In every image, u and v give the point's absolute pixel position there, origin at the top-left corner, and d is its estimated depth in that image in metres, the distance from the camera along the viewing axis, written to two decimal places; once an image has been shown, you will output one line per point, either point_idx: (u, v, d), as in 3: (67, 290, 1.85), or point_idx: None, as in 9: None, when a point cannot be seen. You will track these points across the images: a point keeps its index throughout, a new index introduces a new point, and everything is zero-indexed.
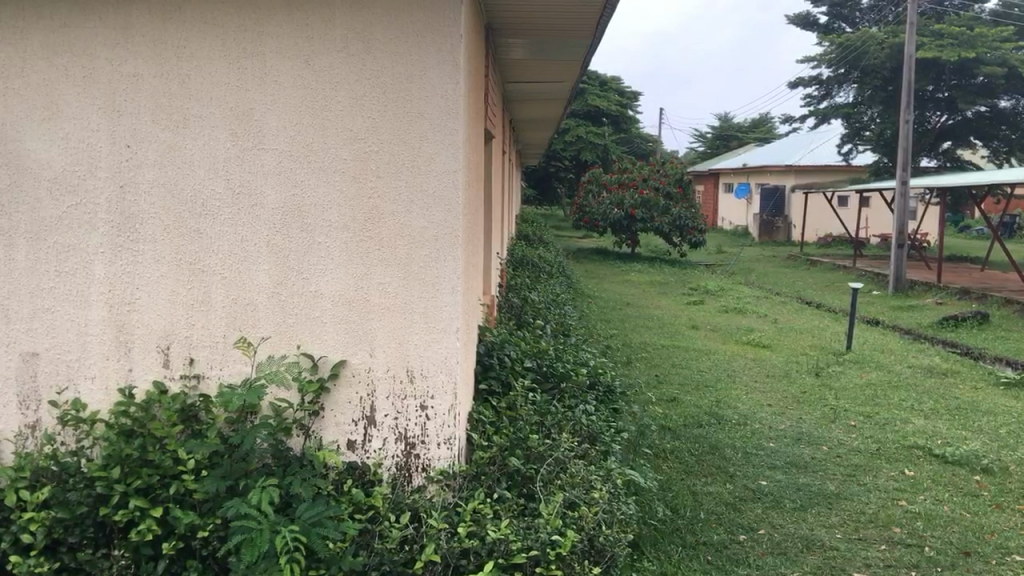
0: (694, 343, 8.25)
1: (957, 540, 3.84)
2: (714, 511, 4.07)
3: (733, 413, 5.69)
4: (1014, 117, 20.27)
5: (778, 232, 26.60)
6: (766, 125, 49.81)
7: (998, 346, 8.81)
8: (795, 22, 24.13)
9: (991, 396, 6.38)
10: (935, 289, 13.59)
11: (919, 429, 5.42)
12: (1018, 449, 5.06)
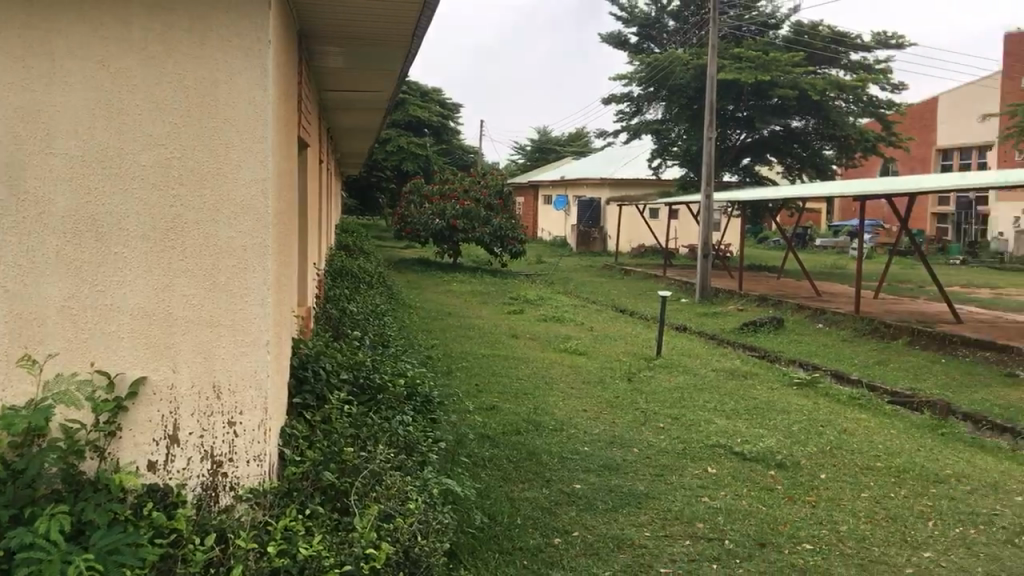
0: (514, 351, 8.42)
1: (753, 532, 4.09)
2: (530, 516, 4.16)
3: (549, 420, 5.81)
4: (804, 137, 22.02)
5: (595, 242, 27.40)
6: (584, 138, 51.92)
7: (790, 348, 9.46)
8: (607, 40, 24.98)
9: (785, 396, 6.84)
10: (736, 296, 14.48)
11: (721, 429, 5.73)
12: (808, 445, 5.44)
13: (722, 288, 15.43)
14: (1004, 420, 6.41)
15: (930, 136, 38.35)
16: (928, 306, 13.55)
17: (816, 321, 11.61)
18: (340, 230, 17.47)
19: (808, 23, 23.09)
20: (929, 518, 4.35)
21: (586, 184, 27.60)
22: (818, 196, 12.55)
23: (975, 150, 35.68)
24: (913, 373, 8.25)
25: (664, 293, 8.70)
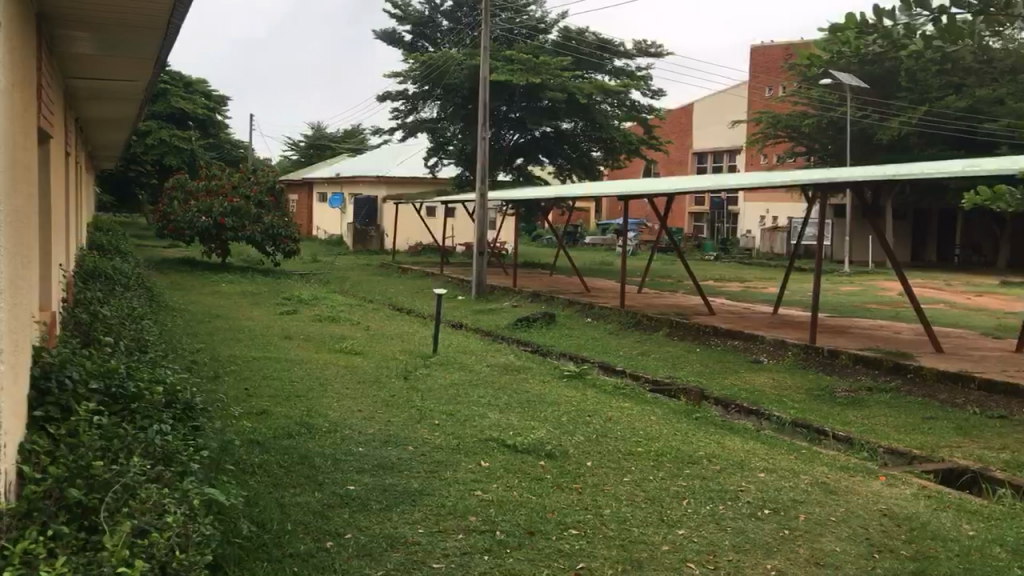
0: (286, 353, 8.20)
1: (522, 522, 4.22)
2: (301, 521, 4.07)
3: (323, 422, 5.71)
4: (573, 138, 23.06)
5: (371, 241, 27.44)
6: (358, 135, 51.70)
7: (560, 343, 9.88)
8: (381, 37, 24.92)
9: (556, 388, 7.11)
10: (509, 293, 14.94)
11: (494, 423, 5.86)
12: (575, 434, 5.68)
13: (496, 286, 15.81)
14: (749, 403, 7.00)
15: (685, 141, 42.21)
16: (685, 300, 14.58)
17: (584, 315, 12.21)
18: (97, 228, 16.26)
19: (575, 29, 23.94)
20: (685, 497, 4.67)
21: (362, 182, 27.66)
22: (592, 196, 13.14)
23: (724, 153, 40.14)
24: (672, 363, 8.86)
25: (439, 292, 8.79)
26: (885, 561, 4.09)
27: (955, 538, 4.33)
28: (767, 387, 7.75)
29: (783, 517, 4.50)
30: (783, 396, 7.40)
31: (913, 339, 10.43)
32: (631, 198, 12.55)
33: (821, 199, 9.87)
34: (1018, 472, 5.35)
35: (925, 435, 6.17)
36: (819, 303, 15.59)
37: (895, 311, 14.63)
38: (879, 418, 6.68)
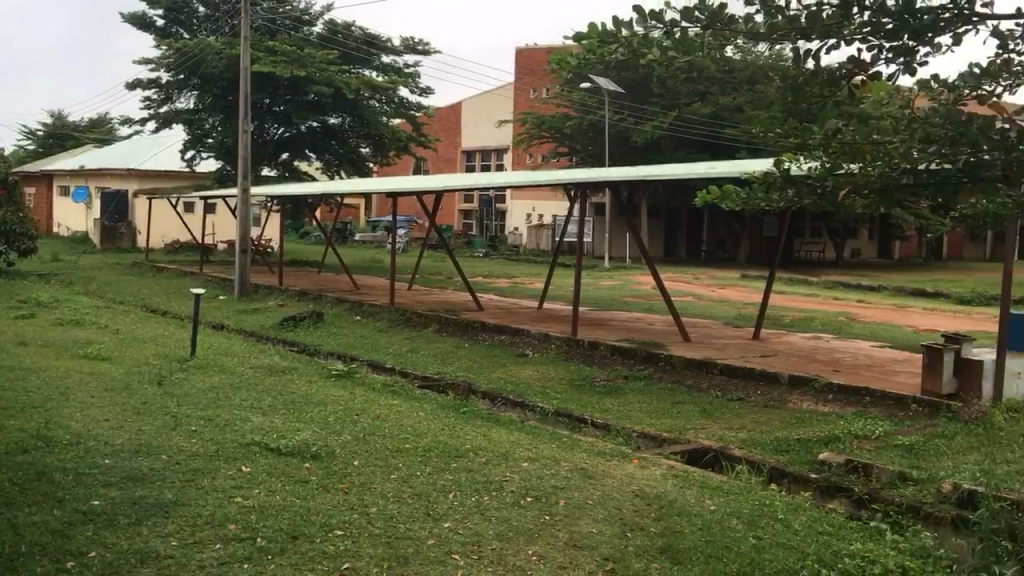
0: (19, 361, 7.53)
1: (285, 526, 4.13)
2: (38, 542, 3.75)
3: (64, 434, 5.30)
4: (342, 133, 23.81)
5: (121, 237, 27.51)
6: (104, 124, 48.99)
7: (327, 343, 9.81)
8: (130, 20, 23.56)
9: (323, 388, 7.01)
10: (273, 295, 14.67)
11: (257, 426, 5.68)
12: (342, 434, 5.62)
13: (262, 287, 15.51)
14: (514, 396, 7.21)
15: (454, 138, 44.22)
16: (454, 297, 14.89)
17: (353, 314, 12.43)
18: None
19: (340, 23, 23.89)
20: (450, 490, 4.76)
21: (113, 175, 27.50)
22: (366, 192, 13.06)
23: (493, 152, 42.23)
24: (441, 359, 8.99)
25: (195, 292, 8.43)
26: (635, 540, 4.39)
27: (698, 513, 4.72)
28: (530, 379, 8.05)
29: (544, 504, 4.70)
30: (546, 387, 7.70)
31: (666, 330, 11.20)
32: (405, 193, 12.58)
33: (582, 198, 10.37)
34: (752, 449, 5.88)
35: (674, 419, 6.63)
36: (582, 297, 16.39)
37: (652, 304, 15.67)
38: (633, 404, 7.12)
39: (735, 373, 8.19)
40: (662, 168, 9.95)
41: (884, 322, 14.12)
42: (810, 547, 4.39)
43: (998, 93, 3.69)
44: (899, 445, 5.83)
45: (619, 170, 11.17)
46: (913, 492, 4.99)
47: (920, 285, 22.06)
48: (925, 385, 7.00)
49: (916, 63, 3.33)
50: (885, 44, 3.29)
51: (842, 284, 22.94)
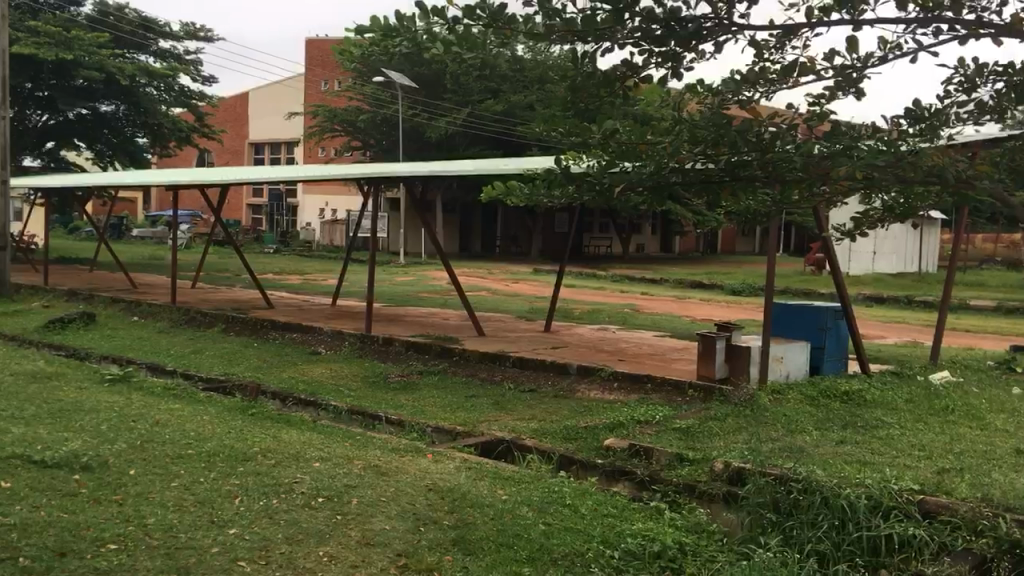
0: None
1: (52, 543, 3.83)
2: None
3: None
4: (115, 122, 22.46)
5: None
6: None
7: (101, 346, 9.22)
8: None
9: (95, 394, 6.56)
10: (39, 296, 13.58)
11: (17, 438, 5.22)
12: (116, 442, 5.28)
13: (26, 287, 14.34)
14: (305, 395, 7.05)
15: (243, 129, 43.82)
16: (243, 296, 14.38)
17: (130, 314, 11.89)
18: None
19: (112, 5, 23.27)
20: (236, 495, 4.59)
21: None
22: (150, 186, 12.37)
23: (283, 144, 42.87)
24: (227, 360, 8.64)
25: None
26: (429, 533, 4.43)
27: (489, 503, 4.82)
28: (322, 377, 7.91)
29: (335, 504, 4.62)
30: (338, 386, 7.59)
31: (461, 325, 11.33)
32: (196, 186, 12.04)
33: (374, 194, 10.44)
34: (543, 438, 6.06)
35: (468, 412, 6.74)
36: (378, 294, 16.28)
37: (446, 300, 15.81)
38: (427, 399, 7.16)
39: (527, 365, 8.43)
40: (416, 167, 10.53)
41: (664, 313, 14.99)
42: (596, 530, 4.58)
43: (755, 97, 3.97)
44: (677, 428, 6.20)
45: (415, 165, 11.28)
46: (688, 472, 5.33)
47: (696, 277, 23.67)
48: (698, 370, 7.48)
49: (682, 67, 3.54)
50: (653, 48, 3.46)
51: (628, 277, 24.19)
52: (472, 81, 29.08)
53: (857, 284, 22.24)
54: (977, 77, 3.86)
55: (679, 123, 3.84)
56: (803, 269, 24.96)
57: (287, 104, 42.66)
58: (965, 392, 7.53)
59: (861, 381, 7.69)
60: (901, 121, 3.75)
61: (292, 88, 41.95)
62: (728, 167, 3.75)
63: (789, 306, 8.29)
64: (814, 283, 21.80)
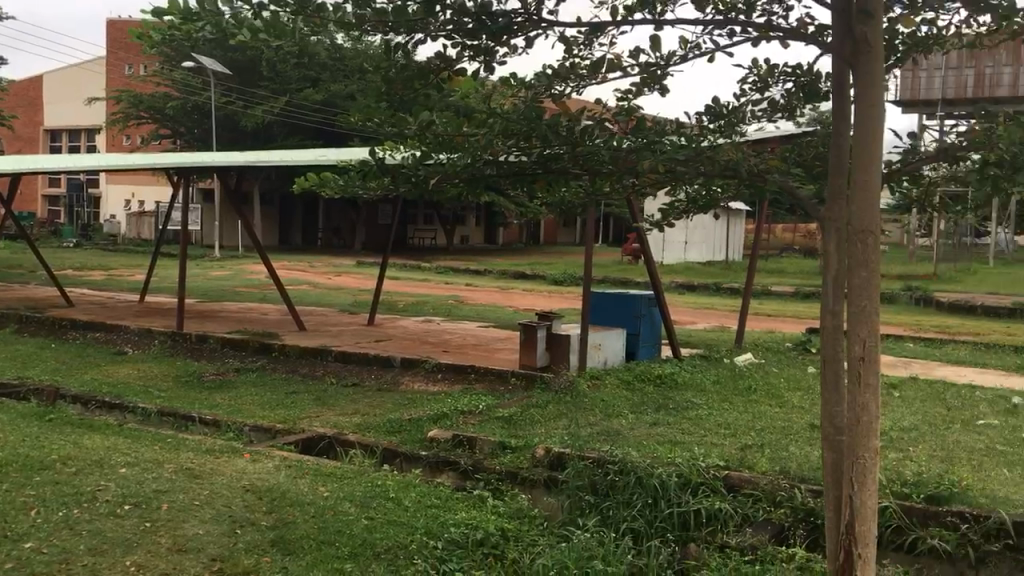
0: None
1: None
2: None
3: None
4: None
5: None
6: None
7: None
8: None
9: None
10: None
11: None
12: None
13: None
14: (110, 398, 6.67)
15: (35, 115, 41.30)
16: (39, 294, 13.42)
17: None
18: None
19: None
20: (33, 506, 4.31)
21: None
22: None
23: (82, 131, 40.71)
24: (20, 363, 8.04)
25: None
26: (246, 535, 4.29)
27: (310, 501, 4.73)
28: (129, 379, 7.52)
29: (144, 511, 4.41)
30: (147, 386, 7.25)
31: (282, 320, 11.05)
32: None
33: (185, 185, 10.11)
34: (366, 433, 6.01)
35: (287, 409, 6.60)
36: (191, 290, 15.65)
37: (265, 294, 15.38)
38: (244, 397, 6.95)
39: (351, 359, 8.34)
40: (222, 158, 10.46)
41: (487, 303, 15.20)
42: (419, 522, 4.58)
43: (567, 93, 4.02)
44: (498, 417, 6.31)
45: (229, 155, 10.96)
46: (511, 459, 5.43)
47: (518, 268, 24.19)
48: (521, 359, 7.66)
49: (494, 61, 3.58)
50: (466, 42, 3.48)
51: (451, 268, 24.42)
52: (290, 68, 28.50)
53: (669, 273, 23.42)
54: (768, 77, 4.08)
55: (493, 115, 3.65)
56: (622, 259, 26.04)
57: (84, 88, 40.57)
58: (764, 372, 8.08)
59: (672, 365, 8.09)
60: (702, 118, 3.93)
61: (91, 71, 39.91)
62: (541, 160, 3.73)
63: (608, 294, 8.56)
64: (631, 272, 22.79)
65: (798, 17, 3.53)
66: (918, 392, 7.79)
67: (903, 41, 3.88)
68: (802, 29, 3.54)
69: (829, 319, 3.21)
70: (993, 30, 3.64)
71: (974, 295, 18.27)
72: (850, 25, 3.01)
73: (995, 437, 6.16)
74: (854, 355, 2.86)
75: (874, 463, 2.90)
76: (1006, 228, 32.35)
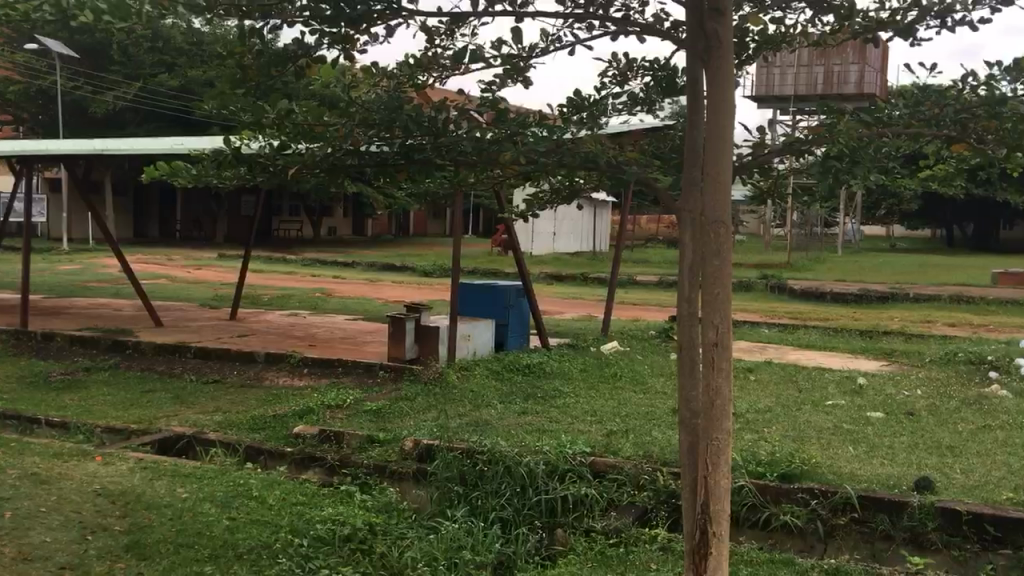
0: None
1: None
2: None
3: None
4: None
5: None
6: None
7: None
8: None
9: None
10: None
11: None
12: None
13: None
14: None
15: None
16: None
17: None
18: None
19: None
20: None
21: None
22: None
23: None
24: None
25: None
26: (97, 541, 4.10)
27: (167, 503, 4.56)
28: None
29: None
30: None
31: (139, 316, 10.61)
32: None
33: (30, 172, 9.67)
34: (227, 431, 5.84)
35: (143, 409, 6.33)
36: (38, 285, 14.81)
37: (120, 290, 14.68)
38: (95, 398, 6.62)
39: (213, 355, 8.08)
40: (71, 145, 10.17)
41: (356, 296, 14.99)
42: (283, 520, 4.47)
43: (430, 83, 3.92)
44: (367, 410, 6.25)
45: (78, 143, 10.53)
46: (379, 453, 5.38)
47: (388, 259, 23.97)
48: (390, 352, 7.57)
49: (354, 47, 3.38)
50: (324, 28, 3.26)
51: (318, 261, 23.96)
52: (148, 53, 27.37)
53: (539, 263, 23.73)
54: (627, 71, 4.15)
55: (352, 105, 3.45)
56: (493, 251, 26.26)
57: None
58: (629, 360, 8.29)
59: (541, 355, 8.21)
60: (564, 109, 3.93)
61: None
62: (403, 150, 3.49)
63: (474, 286, 8.65)
64: (501, 264, 22.97)
65: (655, 14, 3.53)
66: (773, 375, 8.20)
67: (754, 40, 4.04)
68: (658, 25, 3.52)
69: (684, 307, 3.24)
70: (836, 30, 3.78)
71: (824, 282, 19.39)
72: (702, 21, 3.07)
73: (841, 417, 6.52)
74: (708, 341, 2.88)
75: (727, 444, 2.95)
76: (854, 219, 34.35)
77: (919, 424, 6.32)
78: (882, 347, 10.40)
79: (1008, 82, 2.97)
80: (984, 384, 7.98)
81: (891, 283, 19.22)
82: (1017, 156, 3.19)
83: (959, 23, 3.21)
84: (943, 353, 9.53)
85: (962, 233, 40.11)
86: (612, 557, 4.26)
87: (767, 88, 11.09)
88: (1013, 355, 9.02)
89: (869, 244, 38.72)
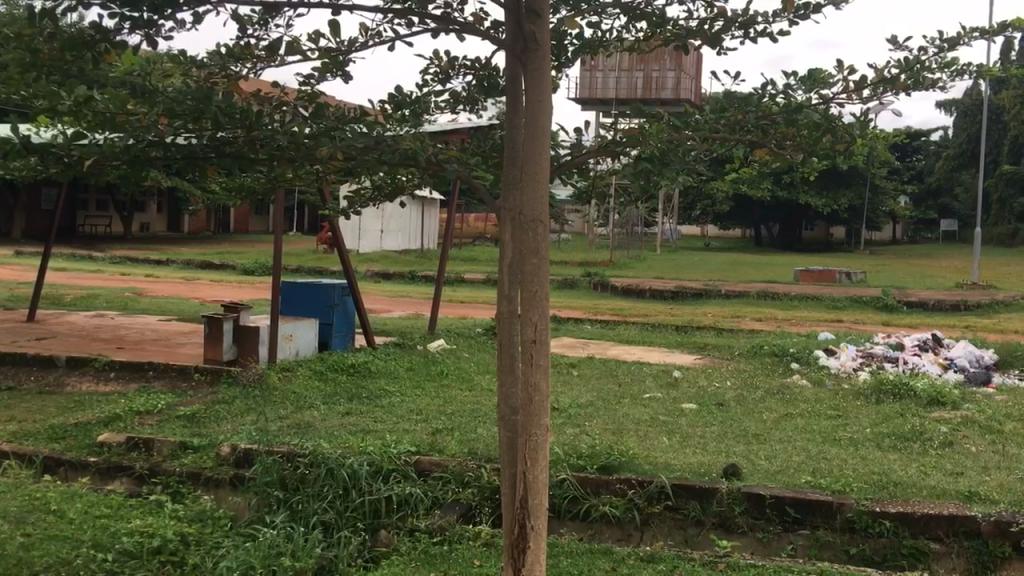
0: None
1: None
2: None
3: None
4: None
5: None
6: None
7: None
8: None
9: None
10: None
11: None
12: None
13: None
14: None
15: None
16: None
17: None
18: None
19: None
20: None
21: None
22: None
23: None
24: None
25: None
26: None
27: None
28: None
29: None
30: None
31: None
32: None
33: None
34: (23, 442, 5.44)
35: None
36: None
37: None
38: None
39: (8, 359, 7.50)
40: None
41: (171, 296, 14.27)
42: (86, 534, 4.18)
43: (245, 75, 3.58)
44: (180, 415, 5.98)
45: None
46: (192, 459, 5.16)
47: (206, 258, 23.01)
48: (206, 354, 7.25)
49: (160, 36, 3.01)
50: (124, 11, 2.89)
51: (129, 259, 22.66)
52: None
53: (369, 261, 23.48)
54: (448, 69, 4.10)
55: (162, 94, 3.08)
56: (320, 249, 25.77)
57: None
58: (456, 358, 8.32)
59: (366, 354, 8.13)
60: (385, 105, 3.80)
61: None
62: (213, 145, 3.15)
63: (297, 285, 8.44)
64: (328, 262, 22.53)
65: (475, 13, 3.50)
66: (595, 370, 8.45)
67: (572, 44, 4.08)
68: (478, 24, 3.49)
69: (502, 306, 3.20)
70: (648, 36, 3.88)
71: (645, 279, 20.22)
72: (519, 23, 3.06)
73: (658, 409, 6.78)
74: (527, 338, 2.88)
75: (545, 439, 2.96)
76: (674, 220, 35.94)
77: (726, 415, 6.68)
78: (694, 342, 10.94)
79: (802, 92, 3.16)
80: (785, 375, 8.52)
81: (707, 281, 20.25)
82: (813, 161, 3.42)
83: (761, 34, 3.39)
84: (751, 347, 10.11)
85: (771, 233, 42.87)
86: (436, 556, 4.26)
87: (591, 92, 11.41)
88: (811, 347, 9.70)
89: (687, 244, 40.59)
